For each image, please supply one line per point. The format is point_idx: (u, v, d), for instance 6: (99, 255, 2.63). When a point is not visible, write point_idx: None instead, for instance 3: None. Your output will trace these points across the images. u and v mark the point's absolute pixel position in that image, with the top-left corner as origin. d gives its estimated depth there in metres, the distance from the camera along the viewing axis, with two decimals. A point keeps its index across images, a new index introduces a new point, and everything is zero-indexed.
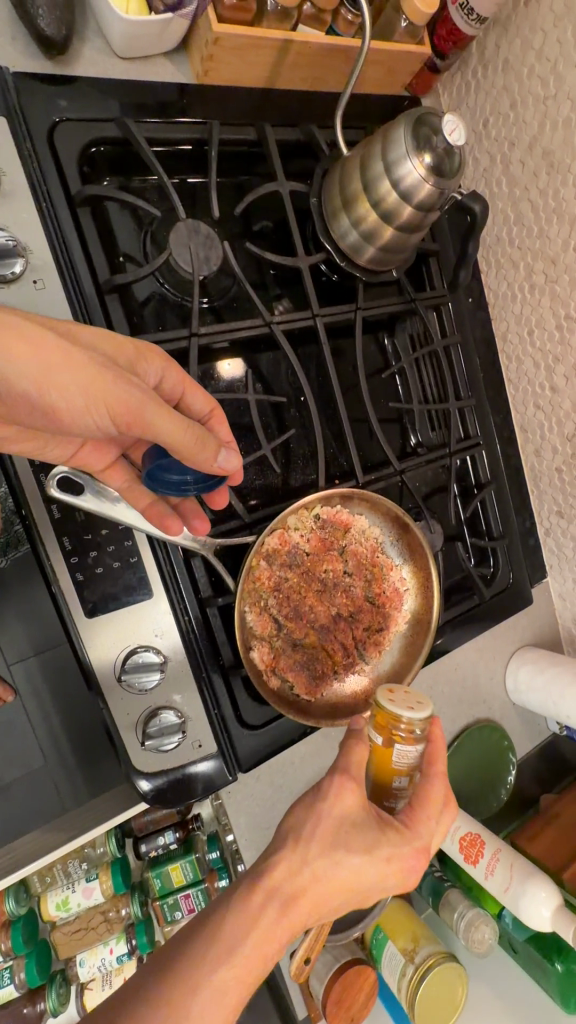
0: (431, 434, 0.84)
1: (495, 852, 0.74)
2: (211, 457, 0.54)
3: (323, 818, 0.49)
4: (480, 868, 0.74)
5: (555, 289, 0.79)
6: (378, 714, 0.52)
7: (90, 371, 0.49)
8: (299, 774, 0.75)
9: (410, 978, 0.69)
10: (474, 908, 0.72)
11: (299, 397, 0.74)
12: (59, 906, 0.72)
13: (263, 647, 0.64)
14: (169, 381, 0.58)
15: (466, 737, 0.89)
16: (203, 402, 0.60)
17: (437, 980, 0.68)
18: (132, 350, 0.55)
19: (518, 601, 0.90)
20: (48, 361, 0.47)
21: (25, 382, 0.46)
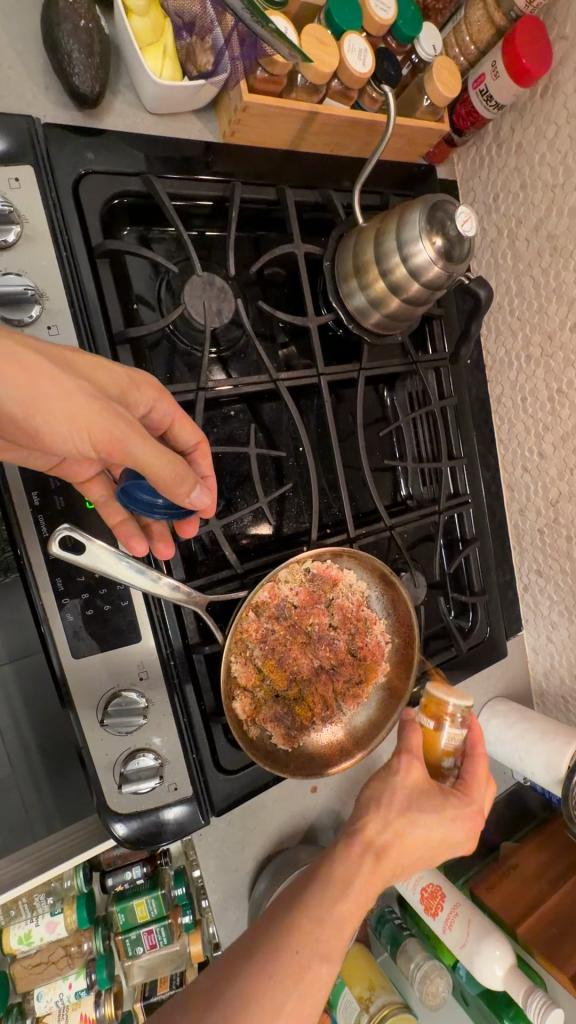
0: (422, 489, 0.87)
1: (454, 906, 0.76)
2: (185, 493, 0.54)
3: (396, 791, 0.58)
4: (439, 921, 0.77)
5: (550, 363, 0.82)
6: (428, 703, 0.63)
7: (93, 417, 0.48)
8: (271, 816, 0.77)
9: None
10: (431, 960, 0.74)
11: (298, 449, 0.76)
12: (21, 939, 0.71)
13: (245, 699, 0.66)
14: (159, 411, 0.58)
15: None
16: (190, 435, 0.61)
17: None
18: (125, 379, 0.55)
19: (494, 655, 0.93)
20: (29, 395, 0.45)
21: (11, 405, 0.45)
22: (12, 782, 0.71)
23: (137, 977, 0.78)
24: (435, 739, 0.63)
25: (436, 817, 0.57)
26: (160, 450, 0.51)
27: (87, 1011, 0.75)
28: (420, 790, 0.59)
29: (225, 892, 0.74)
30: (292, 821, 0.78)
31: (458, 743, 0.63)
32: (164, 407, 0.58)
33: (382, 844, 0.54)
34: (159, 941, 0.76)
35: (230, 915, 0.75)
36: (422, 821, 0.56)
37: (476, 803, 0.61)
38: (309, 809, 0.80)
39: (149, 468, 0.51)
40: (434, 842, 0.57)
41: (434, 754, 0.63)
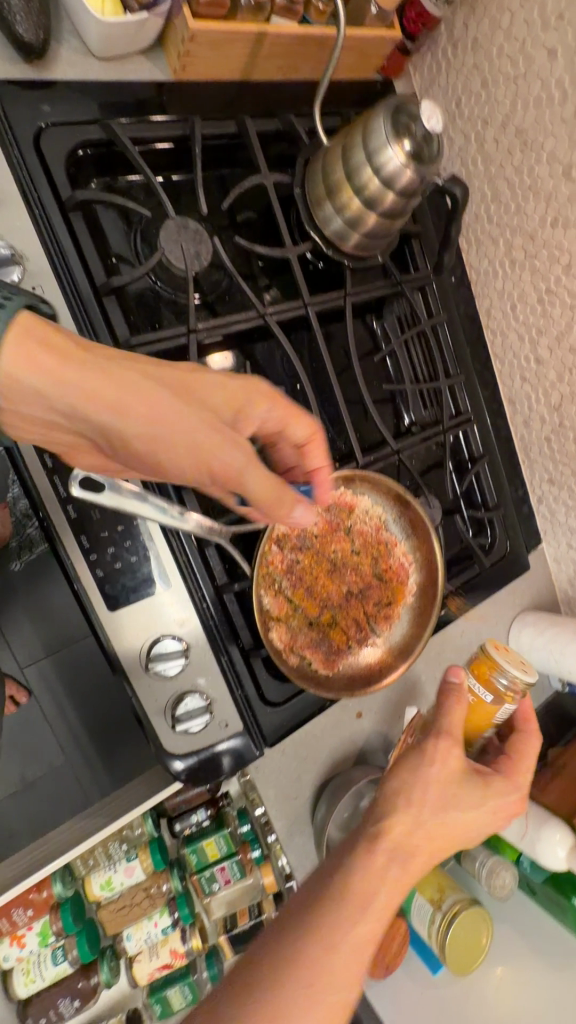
0: (423, 412, 0.87)
1: None
2: (288, 513, 0.55)
3: (432, 778, 0.52)
4: None
5: (535, 264, 0.81)
6: (482, 666, 0.61)
7: (209, 442, 0.47)
8: (321, 746, 0.79)
9: (438, 924, 0.74)
10: (494, 856, 0.77)
11: (295, 385, 0.76)
12: (103, 886, 0.75)
13: (280, 628, 0.67)
14: (272, 419, 0.57)
15: None
16: (303, 433, 0.59)
17: (465, 924, 0.73)
18: (238, 398, 0.54)
19: (516, 568, 0.94)
20: (145, 425, 0.44)
21: (128, 431, 0.44)
22: (65, 765, 0.75)
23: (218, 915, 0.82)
24: (483, 707, 0.61)
25: (477, 795, 0.53)
26: (270, 478, 0.51)
27: (174, 946, 0.79)
28: (457, 776, 0.53)
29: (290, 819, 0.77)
30: (343, 749, 0.80)
31: (507, 709, 0.62)
32: (276, 413, 0.57)
33: (411, 845, 0.48)
34: (234, 876, 0.78)
35: (295, 841, 0.79)
36: (462, 811, 0.52)
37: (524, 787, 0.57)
38: (357, 737, 0.81)
39: (263, 489, 0.52)
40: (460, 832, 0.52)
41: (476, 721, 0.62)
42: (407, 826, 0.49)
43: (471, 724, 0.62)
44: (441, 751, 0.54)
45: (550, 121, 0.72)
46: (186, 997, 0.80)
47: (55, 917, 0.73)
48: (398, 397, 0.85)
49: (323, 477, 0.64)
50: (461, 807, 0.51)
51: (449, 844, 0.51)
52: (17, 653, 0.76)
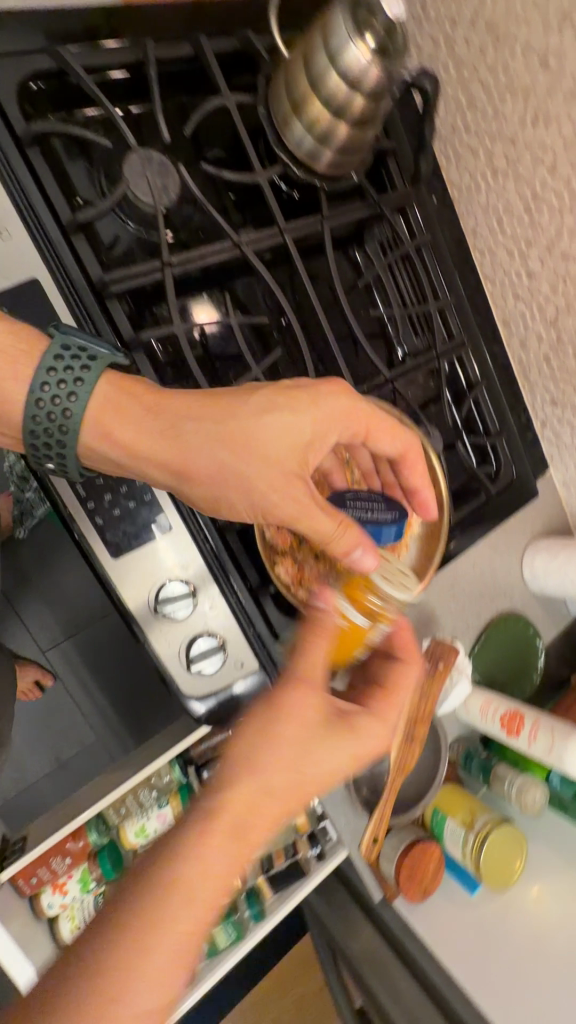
0: (415, 340, 0.84)
1: (535, 721, 0.76)
2: (344, 552, 0.55)
3: (281, 733, 0.49)
4: (523, 738, 0.77)
5: (518, 170, 0.78)
6: (355, 590, 0.53)
7: (252, 484, 0.57)
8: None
9: (471, 846, 0.74)
10: (523, 775, 0.77)
11: (280, 320, 0.73)
12: (138, 833, 0.78)
13: (287, 563, 0.67)
14: (352, 429, 0.61)
15: (492, 629, 0.91)
16: (386, 442, 0.64)
17: (498, 843, 0.73)
18: (313, 428, 0.59)
19: (523, 494, 0.92)
20: (213, 479, 0.57)
21: (195, 489, 0.58)
22: (92, 740, 0.77)
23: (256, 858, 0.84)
24: (353, 634, 0.52)
25: (334, 741, 0.50)
26: (319, 511, 0.57)
27: None
28: (311, 726, 0.49)
29: None
30: None
31: (377, 624, 0.53)
32: (359, 416, 0.61)
33: (248, 805, 0.47)
34: None
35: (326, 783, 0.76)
36: (316, 760, 0.49)
37: (389, 722, 0.54)
38: None
39: (323, 524, 0.57)
40: (318, 780, 0.50)
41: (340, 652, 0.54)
42: (229, 811, 0.46)
43: (343, 652, 0.54)
44: (291, 696, 0.50)
45: (522, 8, 0.68)
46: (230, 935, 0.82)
47: (94, 864, 0.79)
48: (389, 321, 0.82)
49: (411, 460, 0.67)
50: (309, 758, 0.49)
51: (307, 793, 0.49)
52: (41, 638, 0.83)
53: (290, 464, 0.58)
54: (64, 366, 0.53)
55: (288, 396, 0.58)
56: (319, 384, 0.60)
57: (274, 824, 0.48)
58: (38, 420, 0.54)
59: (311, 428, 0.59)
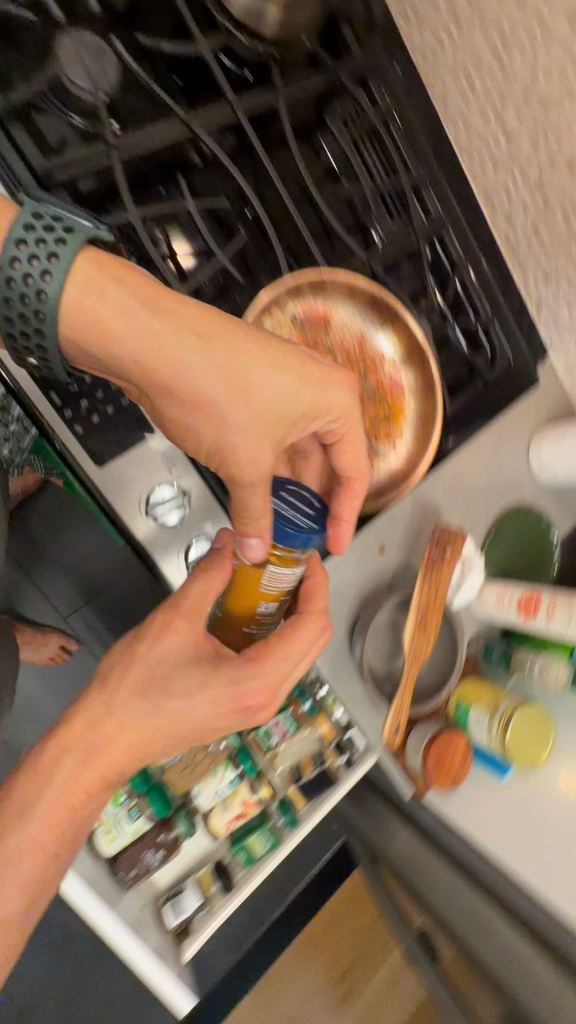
0: (391, 222, 0.79)
1: (551, 599, 0.74)
2: (249, 529, 0.55)
3: (136, 669, 0.57)
4: (541, 617, 0.74)
5: (484, 12, 0.71)
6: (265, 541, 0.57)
7: (216, 429, 0.55)
8: (348, 583, 0.77)
9: (496, 730, 0.72)
10: (543, 654, 0.75)
11: (244, 210, 0.68)
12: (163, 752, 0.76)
13: None
14: (338, 424, 0.60)
15: (503, 523, 0.87)
16: (349, 463, 0.63)
17: (522, 722, 0.72)
18: (308, 408, 0.57)
19: (523, 380, 0.88)
20: (182, 389, 0.54)
21: (166, 390, 0.54)
22: None
23: (283, 772, 0.82)
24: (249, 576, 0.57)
25: (195, 683, 0.57)
26: (259, 490, 0.56)
27: (244, 798, 0.81)
28: (168, 665, 0.58)
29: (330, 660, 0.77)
30: (371, 586, 0.78)
31: (276, 580, 0.58)
32: (345, 421, 0.60)
33: (99, 736, 0.56)
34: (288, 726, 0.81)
35: (344, 680, 0.78)
36: (171, 698, 0.57)
37: (266, 672, 0.58)
38: (382, 571, 0.79)
39: (257, 498, 0.56)
40: (169, 722, 0.57)
41: (242, 601, 0.59)
42: (86, 735, 0.56)
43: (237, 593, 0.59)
44: (177, 625, 0.58)
45: None
46: (266, 843, 0.82)
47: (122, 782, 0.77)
48: (359, 200, 0.76)
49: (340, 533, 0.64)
50: (153, 699, 0.57)
51: (171, 730, 0.57)
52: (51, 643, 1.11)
53: (263, 422, 0.56)
54: (36, 241, 0.49)
55: (301, 364, 0.57)
56: (334, 369, 0.59)
57: (132, 762, 0.58)
58: (11, 300, 0.50)
59: (304, 393, 0.56)
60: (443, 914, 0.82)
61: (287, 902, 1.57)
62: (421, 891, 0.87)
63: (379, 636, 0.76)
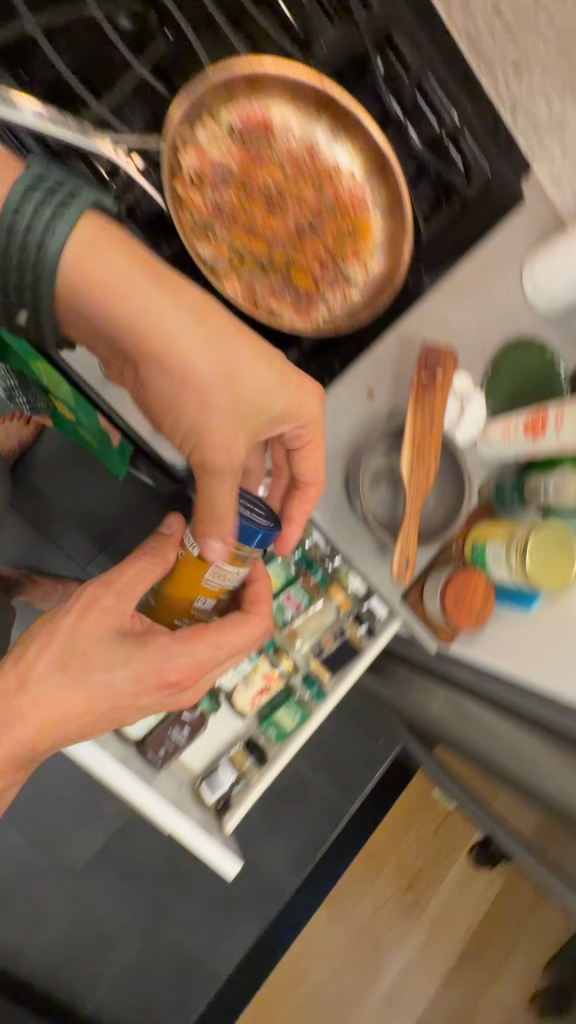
0: (329, 24, 0.70)
1: (560, 409, 0.66)
2: (206, 530, 0.54)
3: (65, 628, 0.57)
4: (550, 433, 0.68)
5: None
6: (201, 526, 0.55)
7: (203, 413, 0.54)
8: (336, 429, 0.72)
9: (514, 559, 0.67)
10: (558, 471, 0.68)
11: (162, 22, 0.61)
12: None
13: (235, 282, 0.60)
14: (310, 438, 0.62)
15: (500, 358, 0.80)
16: (310, 468, 0.64)
17: (541, 545, 0.66)
18: (282, 415, 0.58)
19: (504, 194, 0.79)
20: (162, 361, 0.52)
21: (151, 357, 0.52)
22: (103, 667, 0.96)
23: (304, 646, 0.81)
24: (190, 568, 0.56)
25: (120, 659, 0.57)
26: (227, 488, 0.54)
27: (266, 669, 0.80)
28: (93, 631, 0.58)
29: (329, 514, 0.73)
30: (363, 434, 0.73)
31: (217, 579, 0.57)
32: (313, 445, 0.63)
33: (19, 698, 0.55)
34: (301, 599, 0.81)
35: (346, 533, 0.74)
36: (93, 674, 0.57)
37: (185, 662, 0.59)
38: (375, 418, 0.73)
39: (220, 493, 0.54)
40: (88, 697, 0.56)
41: (183, 588, 0.59)
42: (16, 658, 0.57)
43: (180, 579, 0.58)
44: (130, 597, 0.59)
45: None
46: (294, 716, 0.80)
47: None
48: (282, 3, 0.70)
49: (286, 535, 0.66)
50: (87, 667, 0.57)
51: (101, 647, 0.57)
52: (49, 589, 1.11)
53: (239, 413, 0.55)
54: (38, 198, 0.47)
55: (284, 367, 0.58)
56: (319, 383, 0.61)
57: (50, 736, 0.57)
58: (9, 253, 0.47)
59: (278, 397, 0.57)
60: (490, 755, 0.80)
61: (350, 814, 1.56)
62: (466, 740, 0.85)
63: (376, 482, 0.72)
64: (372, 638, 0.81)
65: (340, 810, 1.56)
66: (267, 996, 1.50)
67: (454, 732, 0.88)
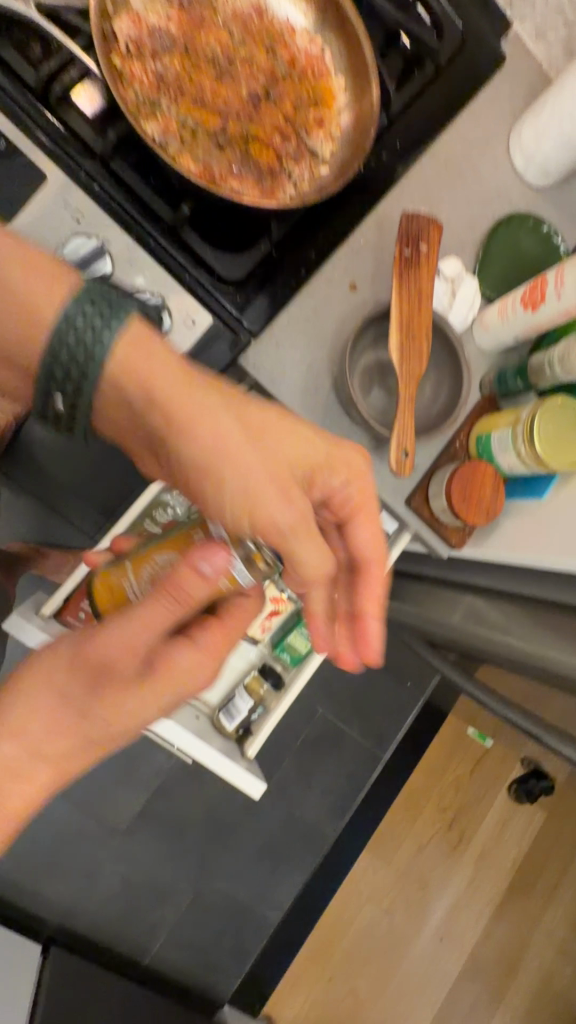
0: None
1: (558, 270, 0.60)
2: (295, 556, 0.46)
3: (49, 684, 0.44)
4: (549, 300, 0.62)
5: None
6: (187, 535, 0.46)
7: (256, 485, 0.45)
8: (319, 325, 0.66)
9: (520, 442, 0.63)
10: (562, 342, 0.62)
11: None
12: None
13: (189, 159, 0.55)
14: (352, 492, 0.50)
15: (491, 239, 0.74)
16: (369, 535, 0.52)
17: (550, 422, 0.61)
18: (358, 502, 0.51)
19: (480, 54, 0.72)
20: (245, 493, 0.45)
21: (206, 462, 0.45)
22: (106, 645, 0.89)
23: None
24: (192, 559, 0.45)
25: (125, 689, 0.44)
26: (309, 541, 0.46)
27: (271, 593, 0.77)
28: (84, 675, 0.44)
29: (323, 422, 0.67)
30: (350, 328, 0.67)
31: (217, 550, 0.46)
32: (358, 499, 0.51)
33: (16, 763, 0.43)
34: None
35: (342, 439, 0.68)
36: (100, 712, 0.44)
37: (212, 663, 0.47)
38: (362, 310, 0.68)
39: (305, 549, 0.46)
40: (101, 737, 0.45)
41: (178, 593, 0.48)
42: None
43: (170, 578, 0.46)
44: (116, 637, 0.43)
45: None
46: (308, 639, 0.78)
47: None
48: None
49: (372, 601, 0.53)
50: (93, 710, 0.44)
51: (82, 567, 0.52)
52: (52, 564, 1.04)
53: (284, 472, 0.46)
54: (86, 313, 0.41)
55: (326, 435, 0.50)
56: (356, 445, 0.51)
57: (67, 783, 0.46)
58: (54, 352, 0.41)
59: (334, 474, 0.50)
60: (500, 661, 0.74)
61: (385, 760, 1.48)
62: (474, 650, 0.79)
63: (367, 382, 0.68)
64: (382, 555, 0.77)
65: (373, 759, 1.47)
66: (314, 947, 1.47)
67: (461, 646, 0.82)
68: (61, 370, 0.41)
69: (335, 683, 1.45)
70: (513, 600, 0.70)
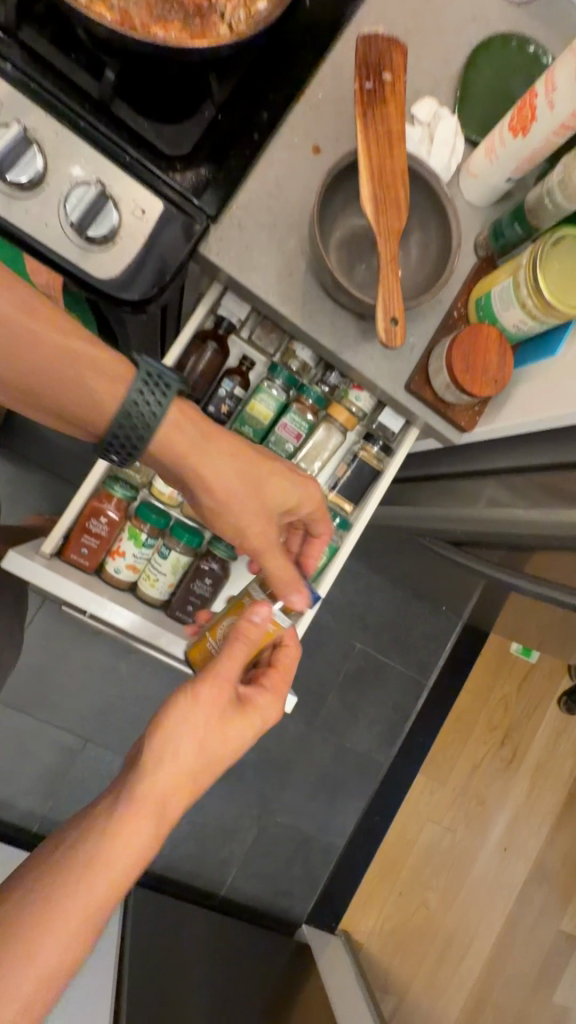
0: None
1: (549, 76, 0.52)
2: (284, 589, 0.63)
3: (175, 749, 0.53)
4: (542, 116, 0.53)
5: None
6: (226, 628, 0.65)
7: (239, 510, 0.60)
8: (284, 200, 0.60)
9: (523, 290, 0.56)
10: (562, 162, 0.54)
11: None
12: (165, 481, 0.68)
13: (104, 9, 0.49)
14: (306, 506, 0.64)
15: (469, 71, 0.64)
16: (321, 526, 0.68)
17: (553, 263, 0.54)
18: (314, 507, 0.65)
19: None
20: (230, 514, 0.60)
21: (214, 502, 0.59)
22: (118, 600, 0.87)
23: (317, 479, 0.76)
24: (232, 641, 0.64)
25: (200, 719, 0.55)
26: (281, 562, 0.62)
27: None
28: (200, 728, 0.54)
29: (304, 308, 0.62)
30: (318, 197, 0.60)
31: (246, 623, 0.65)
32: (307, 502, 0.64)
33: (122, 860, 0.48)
34: (299, 426, 0.73)
35: (327, 326, 0.63)
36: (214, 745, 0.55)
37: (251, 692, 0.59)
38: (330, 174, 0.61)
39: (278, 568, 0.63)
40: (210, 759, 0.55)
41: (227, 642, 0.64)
42: None
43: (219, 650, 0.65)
44: (229, 739, 0.56)
45: None
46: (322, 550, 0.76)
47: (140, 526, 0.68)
48: None
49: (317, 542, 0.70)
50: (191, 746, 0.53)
51: None
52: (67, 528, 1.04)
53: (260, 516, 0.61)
54: (148, 390, 0.53)
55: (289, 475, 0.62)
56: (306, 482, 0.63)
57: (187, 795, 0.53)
58: (124, 423, 0.53)
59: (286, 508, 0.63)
60: (505, 543, 0.68)
61: (429, 688, 1.49)
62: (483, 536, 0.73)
63: (346, 257, 0.61)
64: (388, 456, 0.75)
65: (417, 687, 1.48)
66: (379, 871, 1.45)
67: (460, 536, 0.77)
68: (125, 430, 0.53)
69: (371, 618, 1.44)
70: (519, 474, 0.63)
